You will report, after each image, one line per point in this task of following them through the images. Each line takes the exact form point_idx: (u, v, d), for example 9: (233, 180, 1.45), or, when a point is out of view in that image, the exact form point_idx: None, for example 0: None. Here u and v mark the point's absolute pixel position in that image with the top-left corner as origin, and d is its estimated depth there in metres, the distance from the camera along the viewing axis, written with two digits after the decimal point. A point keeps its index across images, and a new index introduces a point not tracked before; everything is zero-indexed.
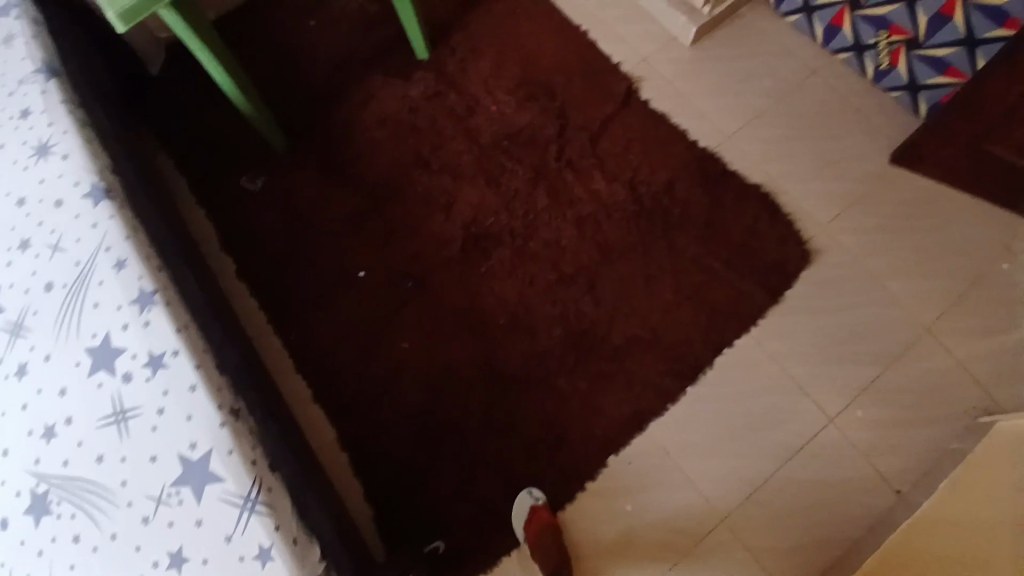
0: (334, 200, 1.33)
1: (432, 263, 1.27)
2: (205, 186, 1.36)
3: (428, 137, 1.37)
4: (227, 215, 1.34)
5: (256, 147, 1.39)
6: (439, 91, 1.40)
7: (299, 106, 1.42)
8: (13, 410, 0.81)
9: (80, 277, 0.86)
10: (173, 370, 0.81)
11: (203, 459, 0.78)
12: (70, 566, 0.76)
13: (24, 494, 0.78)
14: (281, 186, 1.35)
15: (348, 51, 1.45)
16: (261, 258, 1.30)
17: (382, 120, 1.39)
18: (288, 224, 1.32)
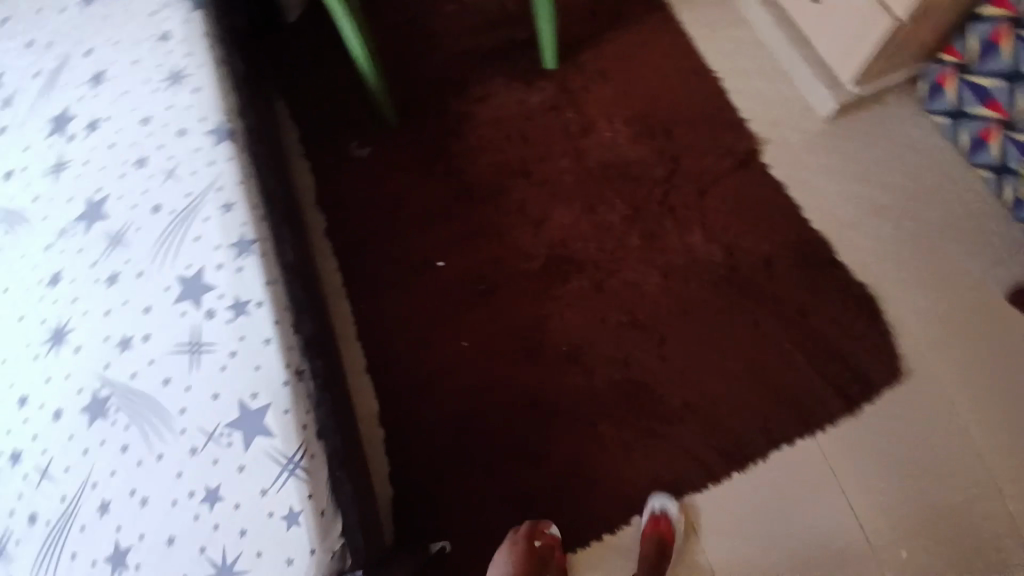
0: (431, 186, 1.33)
1: (511, 273, 1.26)
2: (311, 140, 1.38)
3: (537, 147, 1.35)
4: (325, 173, 1.35)
5: (366, 114, 1.39)
6: (557, 104, 1.38)
7: (418, 85, 1.42)
8: (95, 313, 0.84)
9: (188, 208, 0.88)
10: (253, 320, 0.83)
11: (261, 409, 0.80)
12: (111, 473, 0.78)
13: (86, 392, 0.81)
14: (383, 157, 1.36)
15: (477, 42, 1.44)
16: (348, 224, 1.31)
17: (495, 119, 1.38)
18: (382, 197, 1.33)
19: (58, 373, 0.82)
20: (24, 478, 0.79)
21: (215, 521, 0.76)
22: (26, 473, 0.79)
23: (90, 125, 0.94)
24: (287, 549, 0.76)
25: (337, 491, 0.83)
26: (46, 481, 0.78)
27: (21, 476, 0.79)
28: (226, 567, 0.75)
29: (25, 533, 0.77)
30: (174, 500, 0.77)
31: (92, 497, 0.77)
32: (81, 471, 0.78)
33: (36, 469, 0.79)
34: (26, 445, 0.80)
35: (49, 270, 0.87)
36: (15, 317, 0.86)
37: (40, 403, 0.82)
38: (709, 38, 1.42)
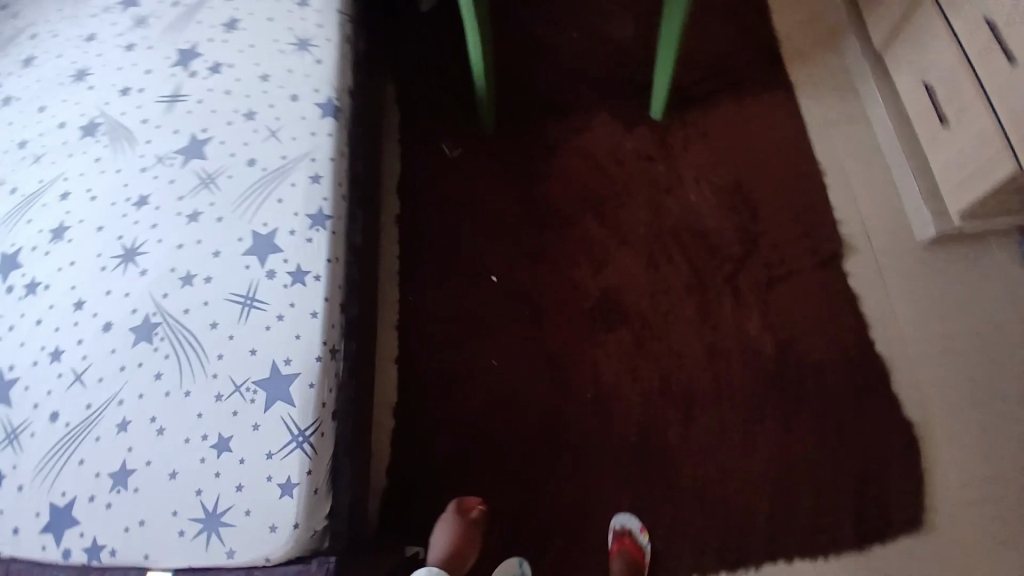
0: (507, 200, 1.34)
1: (559, 306, 1.26)
2: (407, 126, 1.41)
3: (620, 190, 1.34)
4: (412, 161, 1.38)
5: (466, 115, 1.41)
6: (651, 154, 1.37)
7: (523, 100, 1.43)
8: (169, 244, 0.89)
9: (279, 169, 0.92)
10: (307, 291, 0.87)
11: (290, 377, 0.82)
12: (139, 396, 0.81)
13: (139, 314, 0.85)
14: (470, 161, 1.38)
15: (592, 74, 1.44)
16: (420, 215, 1.34)
17: (586, 153, 1.38)
18: (458, 198, 1.35)
19: (118, 289, 0.87)
20: (59, 378, 0.83)
21: (218, 469, 0.78)
22: (61, 373, 0.83)
23: (213, 67, 0.99)
24: (273, 517, 0.77)
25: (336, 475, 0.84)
26: (78, 386, 0.82)
27: (56, 375, 0.83)
28: (214, 516, 0.76)
29: (44, 428, 0.80)
30: (188, 438, 0.79)
31: (115, 412, 0.80)
32: (111, 387, 0.82)
33: (71, 372, 0.83)
34: (69, 347, 0.84)
35: (138, 192, 0.92)
36: (93, 227, 0.90)
37: (95, 312, 0.86)
38: (823, 131, 1.38)
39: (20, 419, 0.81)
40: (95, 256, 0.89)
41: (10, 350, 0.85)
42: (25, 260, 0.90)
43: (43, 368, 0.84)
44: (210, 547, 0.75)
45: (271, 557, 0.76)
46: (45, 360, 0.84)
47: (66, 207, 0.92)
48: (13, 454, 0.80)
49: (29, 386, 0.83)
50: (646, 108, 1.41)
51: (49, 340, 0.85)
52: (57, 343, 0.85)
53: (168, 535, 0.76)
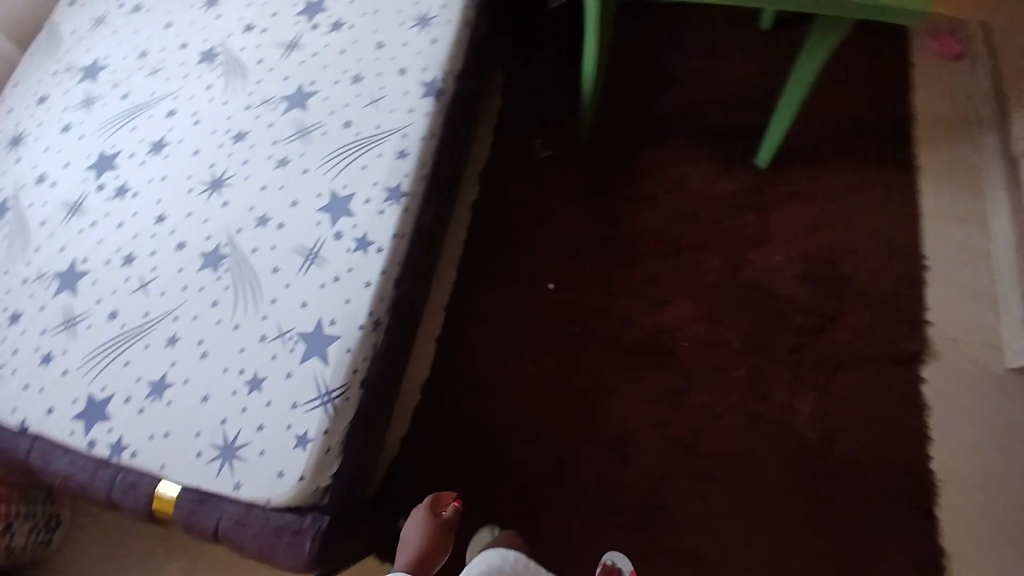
0: (584, 213, 1.33)
1: (607, 333, 1.23)
2: (506, 117, 1.41)
3: (699, 232, 1.30)
4: (501, 152, 1.38)
5: (566, 119, 1.40)
6: (743, 204, 1.31)
7: (627, 118, 1.39)
8: (254, 183, 0.95)
9: (370, 138, 0.97)
10: (367, 259, 0.90)
11: (330, 337, 0.85)
12: (193, 317, 0.87)
13: (212, 242, 0.92)
14: (558, 166, 1.36)
15: (704, 107, 1.39)
16: (495, 206, 1.34)
17: (676, 186, 1.33)
18: (536, 200, 1.34)
19: (199, 214, 0.93)
20: (127, 281, 0.90)
21: (245, 404, 0.81)
22: (130, 277, 0.90)
23: (334, 26, 1.04)
24: (283, 464, 0.78)
25: (351, 443, 0.84)
26: (142, 295, 0.89)
27: (125, 279, 0.90)
28: (231, 447, 0.79)
29: (102, 324, 0.87)
30: (226, 369, 0.83)
31: (168, 327, 0.86)
32: (170, 302, 0.88)
33: (138, 279, 0.90)
34: (143, 255, 0.91)
35: (239, 127, 0.99)
36: (190, 149, 0.97)
37: (173, 229, 0.93)
38: (936, 222, 1.28)
39: (83, 310, 0.88)
40: (186, 178, 0.96)
41: (90, 243, 0.92)
42: (121, 162, 0.97)
43: (116, 269, 0.90)
44: (220, 476, 0.78)
45: (271, 501, 0.77)
46: (119, 262, 0.91)
47: (171, 125, 0.99)
48: (67, 341, 0.86)
49: (100, 282, 0.90)
50: (751, 155, 1.34)
51: (128, 246, 0.92)
52: (134, 249, 0.92)
53: (187, 454, 0.79)
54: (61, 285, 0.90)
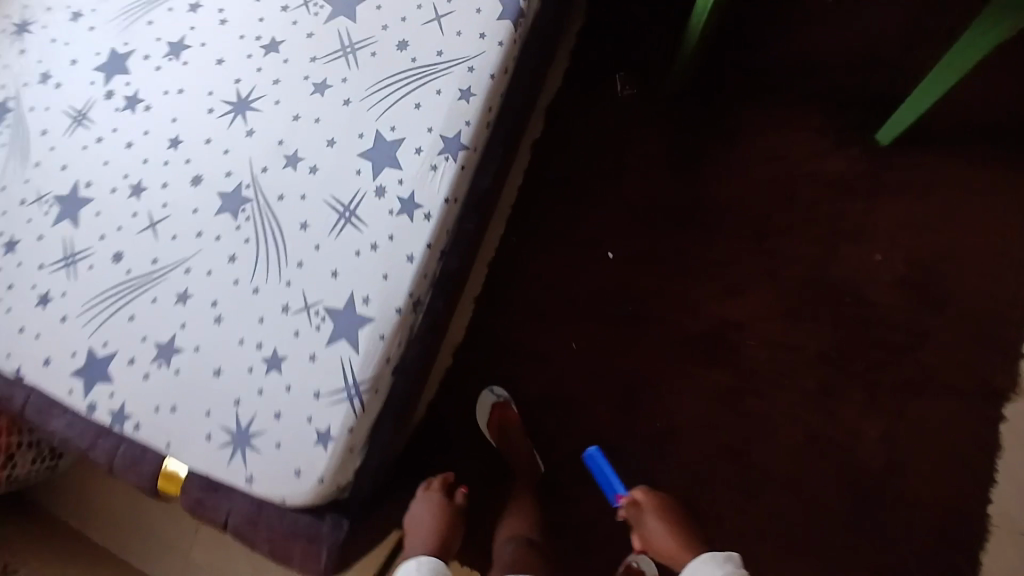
0: (662, 172, 1.13)
1: (668, 318, 1.08)
2: (588, 41, 1.17)
3: (792, 214, 1.11)
4: (577, 86, 1.17)
5: (660, 54, 1.16)
6: (852, 188, 1.11)
7: (735, 62, 1.15)
8: (285, 110, 0.78)
9: (429, 69, 0.78)
10: (411, 226, 0.75)
11: (362, 318, 0.72)
12: (207, 272, 0.75)
13: (232, 180, 0.77)
14: (640, 110, 1.15)
15: (830, 59, 1.14)
16: (560, 152, 1.15)
17: (776, 155, 1.12)
18: (609, 150, 1.15)
19: (218, 142, 0.78)
20: (134, 218, 0.77)
21: (261, 386, 0.72)
22: (138, 211, 0.77)
23: None
24: (300, 461, 0.70)
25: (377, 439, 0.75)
26: (151, 237, 0.76)
27: (131, 214, 0.77)
28: (245, 433, 0.71)
29: (106, 266, 0.76)
30: (242, 340, 0.73)
31: (179, 280, 0.75)
32: (183, 249, 0.76)
33: (147, 216, 0.77)
34: (152, 186, 0.77)
35: (271, 35, 0.80)
36: (214, 57, 0.80)
37: (188, 158, 0.78)
38: None
39: (84, 246, 0.77)
40: (206, 94, 0.79)
41: (94, 163, 0.78)
42: (132, 66, 0.81)
43: (121, 200, 0.77)
44: (231, 463, 0.70)
45: (286, 501, 0.69)
46: (125, 192, 0.77)
47: (192, 23, 0.81)
48: (67, 281, 0.76)
49: (102, 214, 0.77)
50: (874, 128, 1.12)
51: (135, 171, 0.78)
52: (142, 177, 0.78)
53: (196, 433, 0.72)
54: (59, 213, 0.77)
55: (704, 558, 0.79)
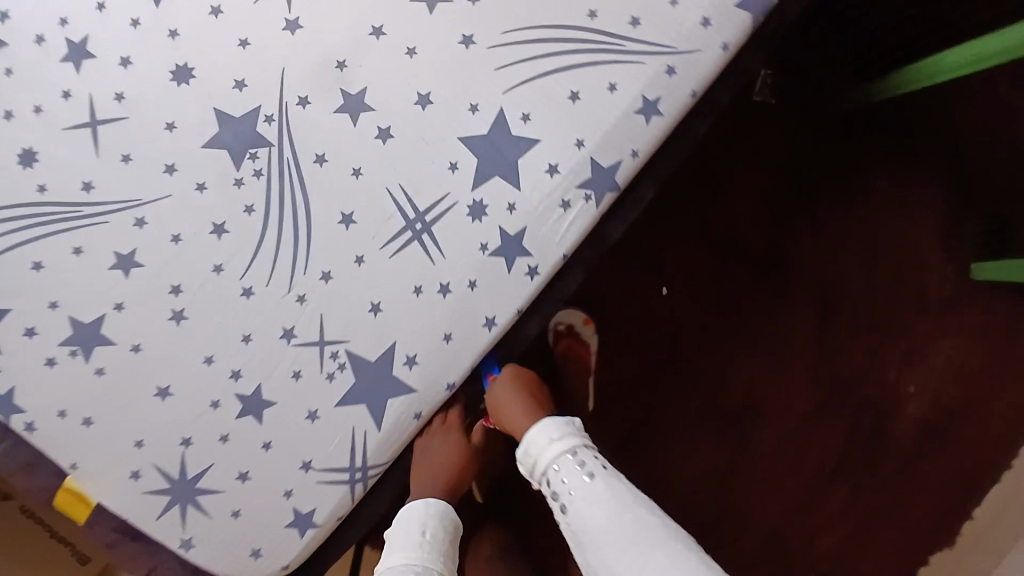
0: (777, 228, 0.90)
1: (703, 386, 0.90)
2: (802, 79, 0.89)
3: (901, 322, 0.89)
4: (763, 133, 0.90)
5: (877, 132, 0.88)
6: (964, 310, 0.88)
7: (936, 122, 0.86)
8: (357, 12, 0.48)
9: (610, 43, 0.50)
10: (504, 278, 0.51)
11: (397, 384, 0.51)
12: (172, 239, 0.49)
13: (242, 97, 0.48)
14: (818, 190, 0.90)
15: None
16: (702, 206, 0.91)
17: (913, 248, 0.88)
18: (758, 226, 0.90)
19: (232, 22, 0.48)
20: (64, 102, 0.48)
21: (226, 431, 0.50)
22: (72, 94, 0.48)
23: None
24: (262, 540, 0.52)
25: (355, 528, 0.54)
26: (89, 145, 0.48)
27: (60, 94, 0.48)
28: (191, 486, 0.51)
29: (6, 166, 0.48)
30: (209, 360, 0.50)
31: (123, 235, 0.49)
32: (137, 187, 0.48)
33: (86, 106, 0.48)
34: (105, 61, 0.47)
35: None
36: None
37: (174, 30, 0.48)
38: None
39: None
40: None
41: None
42: None
43: (47, 64, 0.47)
44: (163, 519, 0.51)
45: None
46: (56, 49, 0.47)
47: None
48: None
49: (12, 76, 0.48)
50: None
51: (79, 19, 0.47)
52: (89, 35, 0.47)
53: (118, 466, 0.51)
54: None
55: (546, 424, 0.55)
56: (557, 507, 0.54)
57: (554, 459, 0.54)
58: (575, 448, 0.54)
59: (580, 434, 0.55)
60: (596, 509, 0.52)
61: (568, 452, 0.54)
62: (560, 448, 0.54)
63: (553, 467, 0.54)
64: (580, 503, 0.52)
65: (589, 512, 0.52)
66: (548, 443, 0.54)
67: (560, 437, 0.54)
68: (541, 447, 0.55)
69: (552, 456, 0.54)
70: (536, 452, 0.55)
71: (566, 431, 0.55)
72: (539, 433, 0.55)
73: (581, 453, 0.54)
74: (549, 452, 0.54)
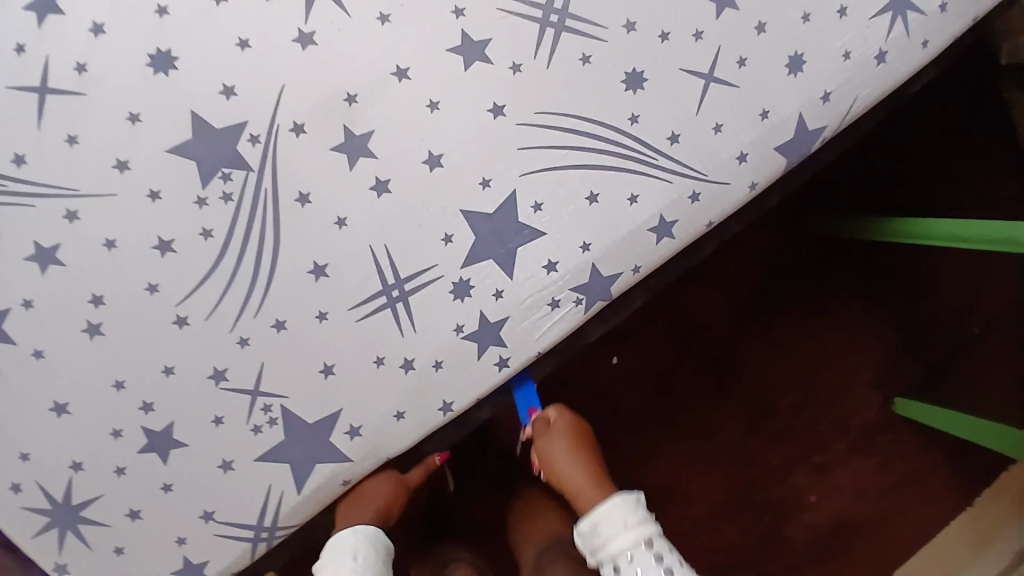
0: (738, 324, 0.92)
1: (628, 459, 0.90)
2: (810, 207, 0.92)
3: (823, 440, 0.92)
4: (762, 247, 0.93)
5: (860, 273, 0.93)
6: (881, 440, 0.92)
7: (907, 279, 0.92)
8: (377, 48, 0.43)
9: (643, 153, 0.46)
10: (470, 365, 0.46)
11: (330, 451, 0.46)
12: (104, 243, 0.43)
13: (227, 107, 0.43)
14: (795, 311, 0.92)
15: (982, 303, 0.92)
16: (687, 299, 0.92)
17: (851, 372, 0.92)
18: (732, 330, 0.92)
19: (234, 16, 0.42)
20: (16, 57, 0.42)
21: (123, 463, 0.45)
22: (28, 58, 0.42)
23: None
24: None
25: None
26: (32, 112, 0.43)
27: (13, 47, 0.42)
28: (75, 511, 0.45)
29: None
30: (119, 386, 0.45)
31: (50, 225, 0.43)
32: (78, 179, 0.43)
33: (42, 71, 0.42)
34: (76, 26, 0.42)
35: None
36: None
37: (163, 7, 0.42)
38: None
39: None
40: None
41: None
42: None
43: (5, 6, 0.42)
44: (38, 539, 0.46)
45: None
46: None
47: None
48: None
49: None
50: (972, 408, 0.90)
51: None
52: None
53: None
54: None
55: (620, 504, 0.48)
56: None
57: (627, 549, 0.46)
58: (651, 538, 0.47)
59: (655, 525, 0.48)
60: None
61: (643, 541, 0.46)
62: (634, 537, 0.47)
63: (625, 555, 0.46)
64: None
65: None
66: (621, 526, 0.47)
67: (636, 521, 0.47)
68: (612, 531, 0.47)
69: (626, 544, 0.47)
70: (605, 533, 0.48)
71: (644, 518, 0.48)
72: (610, 513, 0.48)
73: (658, 546, 0.47)
74: (624, 538, 0.47)
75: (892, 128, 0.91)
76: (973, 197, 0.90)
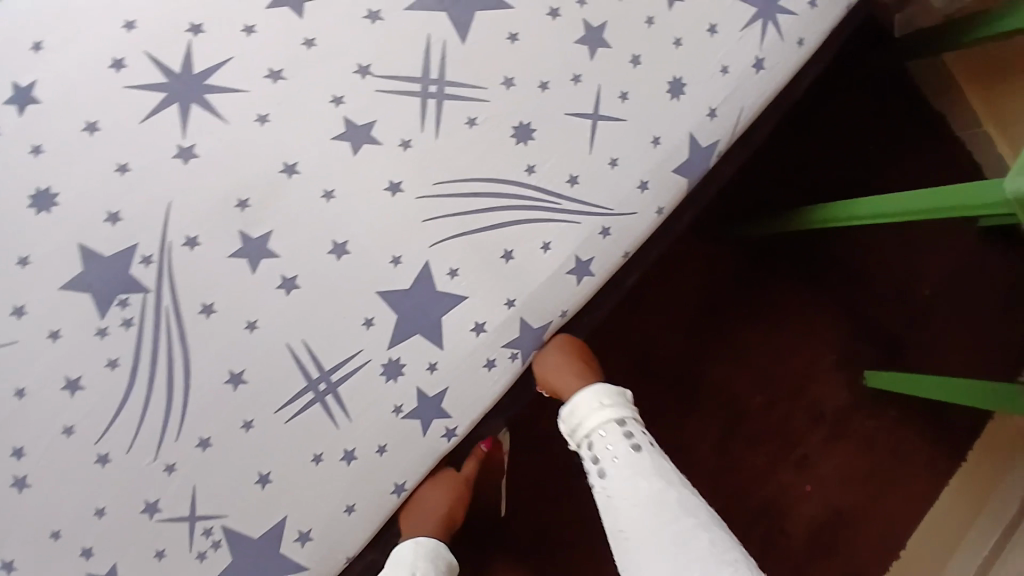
0: (700, 334, 0.92)
1: None
2: (745, 205, 0.94)
3: (807, 432, 0.91)
4: (708, 253, 0.93)
5: (808, 260, 0.94)
6: (863, 422, 0.91)
7: (853, 258, 0.94)
8: (260, 147, 0.43)
9: (545, 199, 0.46)
10: (414, 443, 0.45)
11: (283, 562, 0.44)
12: (13, 394, 0.42)
13: (117, 236, 0.42)
14: (753, 309, 0.93)
15: (927, 267, 0.93)
16: (646, 317, 0.92)
17: (820, 359, 0.92)
18: (696, 339, 0.92)
19: (111, 144, 0.42)
20: None
21: None
22: None
23: None
24: None
25: None
26: None
27: None
28: None
29: None
30: (50, 539, 0.42)
31: None
32: None
33: None
34: None
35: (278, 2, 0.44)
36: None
37: (38, 147, 0.42)
38: None
39: None
40: (111, 47, 0.42)
41: None
42: None
43: None
44: None
45: None
46: None
47: None
48: None
49: None
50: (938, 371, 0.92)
51: None
52: None
53: None
54: None
55: (597, 388, 0.51)
56: (592, 470, 0.50)
57: (599, 424, 0.51)
58: (624, 418, 0.51)
59: (629, 406, 0.52)
60: (638, 482, 0.48)
61: (616, 421, 0.51)
62: (608, 415, 0.51)
63: (597, 432, 0.51)
64: (624, 471, 0.49)
65: (632, 487, 0.48)
66: (595, 409, 0.51)
67: (611, 403, 0.51)
68: (587, 410, 0.51)
69: (599, 422, 0.51)
70: (581, 415, 0.51)
71: (617, 400, 0.52)
72: (585, 397, 0.51)
73: (629, 425, 0.50)
74: (597, 416, 0.51)
75: (807, 119, 0.94)
76: (895, 169, 0.93)
